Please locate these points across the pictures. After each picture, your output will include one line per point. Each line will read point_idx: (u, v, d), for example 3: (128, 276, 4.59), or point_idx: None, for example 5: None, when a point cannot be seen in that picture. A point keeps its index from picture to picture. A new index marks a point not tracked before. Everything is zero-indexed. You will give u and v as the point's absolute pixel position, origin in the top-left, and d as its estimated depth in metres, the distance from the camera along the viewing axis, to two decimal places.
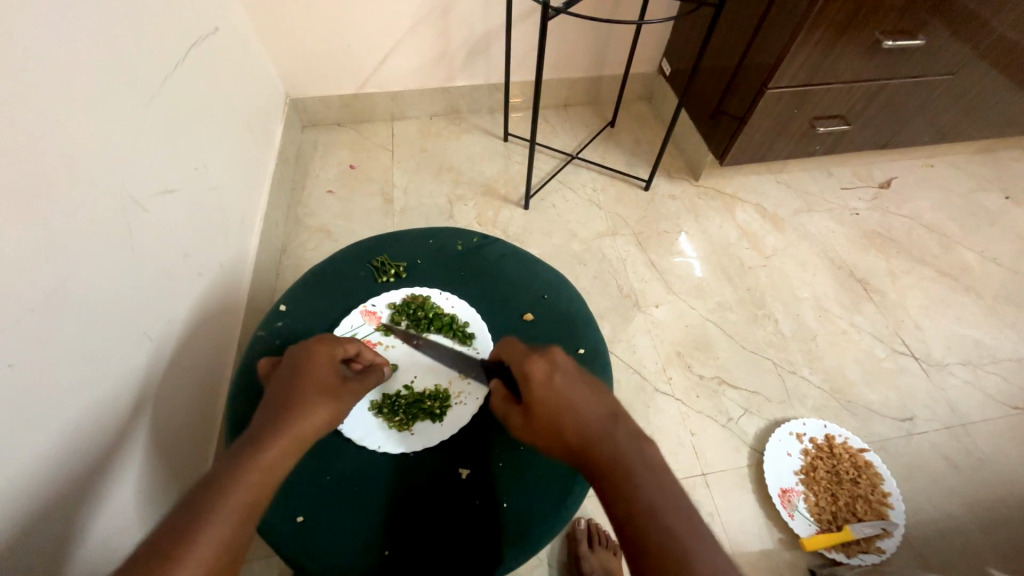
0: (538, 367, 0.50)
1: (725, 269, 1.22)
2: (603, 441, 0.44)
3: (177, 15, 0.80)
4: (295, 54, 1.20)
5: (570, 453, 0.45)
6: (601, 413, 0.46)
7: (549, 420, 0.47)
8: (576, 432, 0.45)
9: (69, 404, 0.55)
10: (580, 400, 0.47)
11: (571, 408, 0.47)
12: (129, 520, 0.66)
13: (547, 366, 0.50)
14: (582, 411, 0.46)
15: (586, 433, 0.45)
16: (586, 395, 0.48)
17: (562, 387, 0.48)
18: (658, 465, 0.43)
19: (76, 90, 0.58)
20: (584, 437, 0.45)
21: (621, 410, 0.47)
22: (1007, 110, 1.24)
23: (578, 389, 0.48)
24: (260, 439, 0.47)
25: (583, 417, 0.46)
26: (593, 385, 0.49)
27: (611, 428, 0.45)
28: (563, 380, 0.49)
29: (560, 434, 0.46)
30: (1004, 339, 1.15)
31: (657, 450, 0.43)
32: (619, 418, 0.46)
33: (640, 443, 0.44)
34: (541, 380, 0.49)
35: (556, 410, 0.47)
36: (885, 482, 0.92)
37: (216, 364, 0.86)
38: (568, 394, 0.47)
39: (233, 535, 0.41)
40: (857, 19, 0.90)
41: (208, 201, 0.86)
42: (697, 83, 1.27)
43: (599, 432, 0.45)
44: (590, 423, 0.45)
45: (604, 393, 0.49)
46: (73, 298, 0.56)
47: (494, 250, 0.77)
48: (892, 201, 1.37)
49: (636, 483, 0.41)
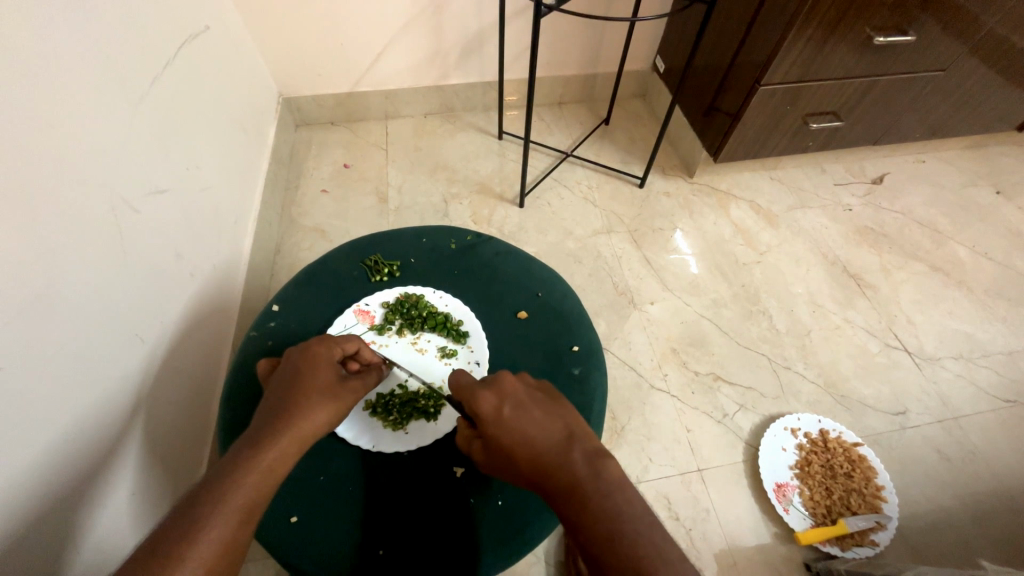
0: (487, 401, 0.51)
1: (720, 265, 1.22)
2: (560, 466, 0.45)
3: (167, 14, 0.79)
4: (288, 53, 1.20)
5: (533, 483, 0.46)
6: (557, 437, 0.48)
7: (508, 454, 0.48)
8: (535, 461, 0.46)
9: (61, 407, 0.54)
10: (534, 429, 0.49)
11: (526, 438, 0.48)
12: (123, 525, 0.65)
13: (496, 399, 0.52)
14: (536, 440, 0.48)
15: (543, 461, 0.46)
16: (540, 422, 0.49)
17: (514, 418, 0.50)
18: (618, 483, 0.43)
19: (62, 89, 0.57)
20: (542, 466, 0.46)
21: (575, 431, 0.48)
22: (997, 106, 1.25)
23: (530, 416, 0.50)
24: (260, 442, 0.47)
25: (538, 446, 0.47)
26: (545, 410, 0.50)
27: (566, 452, 0.46)
28: (512, 410, 0.50)
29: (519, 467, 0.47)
30: (995, 333, 1.17)
31: (613, 465, 0.45)
32: (575, 440, 0.48)
33: (598, 463, 0.45)
34: (492, 414, 0.51)
35: (510, 444, 0.48)
36: (879, 475, 0.93)
37: (211, 366, 0.86)
38: (520, 425, 0.49)
39: (232, 536, 0.41)
40: (848, 16, 0.91)
41: (200, 201, 0.86)
42: (690, 81, 1.27)
43: (555, 458, 0.46)
44: (546, 451, 0.47)
45: (559, 415, 0.51)
46: (63, 300, 0.55)
47: (488, 249, 0.77)
48: (885, 197, 1.37)
49: (598, 505, 0.42)
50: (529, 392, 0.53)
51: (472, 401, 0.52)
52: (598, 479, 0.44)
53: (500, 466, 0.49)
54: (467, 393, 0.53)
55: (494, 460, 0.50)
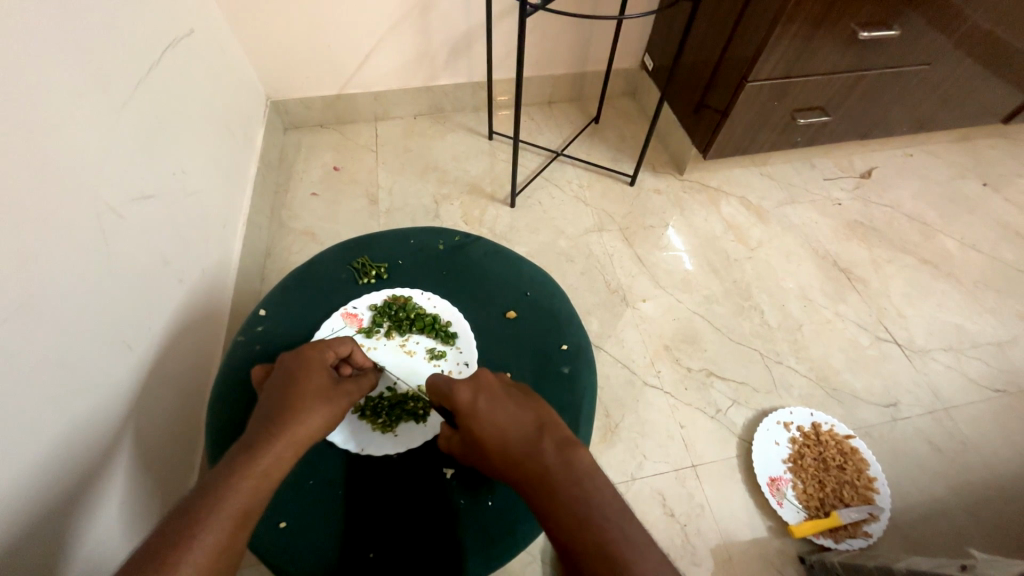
0: (463, 393, 0.53)
1: (711, 261, 1.23)
2: (530, 455, 0.46)
3: (150, 19, 0.79)
4: (275, 56, 1.19)
5: (505, 474, 0.47)
6: (529, 428, 0.49)
7: (482, 446, 0.49)
8: (506, 452, 0.47)
9: (48, 416, 0.54)
10: (508, 419, 0.50)
11: (500, 429, 0.49)
12: (114, 535, 0.65)
13: (472, 392, 0.53)
14: (507, 430, 0.49)
15: (514, 451, 0.47)
16: (513, 413, 0.51)
17: (488, 409, 0.51)
18: (584, 470, 0.44)
19: (42, 96, 0.57)
20: (513, 455, 0.47)
21: (546, 421, 0.49)
22: (982, 99, 1.26)
23: (504, 407, 0.51)
24: (255, 447, 0.47)
25: (511, 436, 0.48)
26: (519, 402, 0.52)
27: (537, 442, 0.47)
28: (486, 402, 0.52)
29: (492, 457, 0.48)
30: (984, 324, 1.18)
31: (581, 453, 0.46)
32: (545, 429, 0.49)
33: (567, 450, 0.46)
34: (467, 406, 0.52)
35: (484, 435, 0.49)
36: (870, 467, 0.94)
37: (200, 372, 0.85)
38: (494, 417, 0.50)
39: (227, 541, 0.41)
40: (833, 11, 0.91)
41: (187, 206, 0.85)
42: (679, 78, 1.27)
43: (525, 447, 0.47)
44: (517, 440, 0.48)
45: (532, 406, 0.52)
46: (48, 308, 0.55)
47: (477, 249, 0.77)
48: (874, 191, 1.38)
49: (564, 491, 0.43)
50: (504, 385, 0.55)
51: (449, 395, 0.54)
52: (566, 466, 0.44)
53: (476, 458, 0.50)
54: (444, 387, 0.55)
55: (471, 452, 0.51)
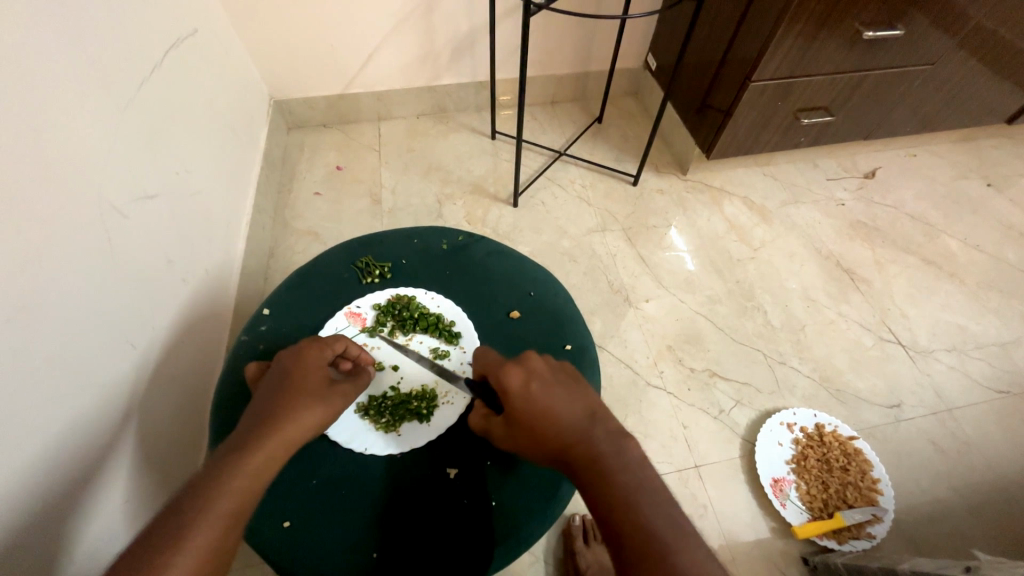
0: (515, 378, 0.51)
1: (714, 261, 1.23)
2: (584, 442, 0.47)
3: (154, 18, 0.79)
4: (278, 56, 1.19)
5: (555, 459, 0.47)
6: (580, 415, 0.49)
7: (533, 430, 0.48)
8: (559, 437, 0.47)
9: (51, 415, 0.54)
10: (559, 406, 0.49)
11: (551, 416, 0.48)
12: (117, 532, 0.65)
13: (523, 377, 0.51)
14: (560, 417, 0.48)
15: (566, 437, 0.47)
16: (563, 399, 0.50)
17: (540, 395, 0.50)
18: (639, 461, 0.46)
19: (47, 95, 0.57)
20: (565, 441, 0.47)
21: (598, 411, 0.49)
22: (986, 99, 1.26)
23: (555, 393, 0.50)
24: (248, 445, 0.47)
25: (563, 423, 0.48)
26: (570, 388, 0.51)
27: (591, 431, 0.47)
28: (539, 387, 0.50)
29: (543, 442, 0.48)
30: (988, 325, 1.17)
31: (636, 447, 0.46)
32: (597, 420, 0.48)
33: (620, 441, 0.47)
34: (520, 390, 0.50)
35: (536, 420, 0.48)
36: (874, 468, 0.94)
37: (204, 369, 0.86)
38: (546, 403, 0.49)
39: (220, 540, 0.41)
40: (836, 12, 0.91)
41: (190, 205, 0.86)
42: (682, 78, 1.27)
43: (579, 434, 0.47)
44: (569, 427, 0.48)
45: (582, 393, 0.51)
46: (51, 307, 0.55)
47: (481, 249, 0.77)
48: (877, 191, 1.38)
49: (621, 479, 0.44)
50: (552, 371, 0.53)
51: (500, 377, 0.52)
52: (620, 456, 0.46)
53: (520, 441, 0.50)
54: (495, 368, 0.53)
55: (515, 435, 0.50)
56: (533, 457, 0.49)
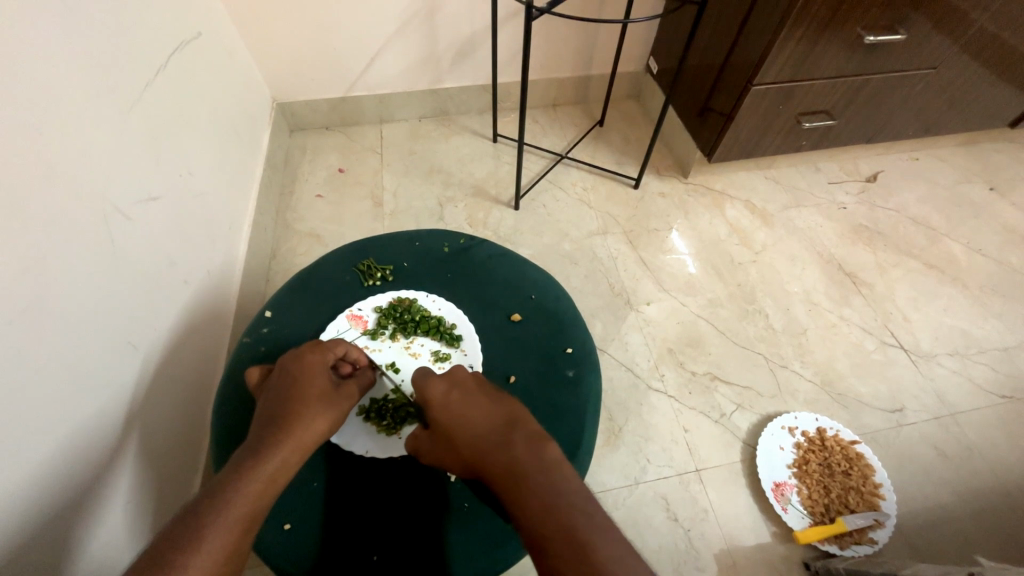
0: (438, 390, 0.57)
1: (715, 264, 1.23)
2: (502, 448, 0.49)
3: (158, 23, 0.79)
4: (282, 59, 1.20)
5: (477, 468, 0.50)
6: (498, 422, 0.52)
7: (454, 439, 0.53)
8: (480, 447, 0.50)
9: (55, 418, 0.54)
10: (477, 415, 0.53)
11: (468, 421, 0.53)
12: (118, 537, 0.65)
13: (446, 388, 0.57)
14: (477, 425, 0.52)
15: (479, 443, 0.50)
16: (483, 407, 0.54)
17: (461, 404, 0.55)
18: (555, 461, 0.47)
19: (53, 97, 0.57)
20: (479, 447, 0.50)
21: (515, 417, 0.52)
22: (989, 103, 1.26)
23: (474, 404, 0.54)
24: (264, 450, 0.47)
25: (480, 430, 0.51)
26: (489, 398, 0.55)
27: (508, 436, 0.50)
28: (459, 399, 0.55)
29: (463, 453, 0.51)
30: (990, 329, 1.17)
31: (551, 447, 0.48)
32: (514, 425, 0.51)
33: (536, 443, 0.49)
34: (441, 402, 0.56)
35: (454, 429, 0.53)
36: (876, 473, 0.93)
37: (207, 375, 0.86)
38: (463, 411, 0.54)
39: (235, 542, 0.41)
40: (838, 16, 0.91)
41: (193, 207, 0.86)
42: (684, 81, 1.27)
43: (495, 441, 0.50)
44: (487, 435, 0.51)
45: (501, 401, 0.55)
46: (58, 306, 0.56)
47: (482, 251, 0.77)
48: (880, 195, 1.38)
49: (535, 479, 0.45)
50: (478, 383, 0.58)
51: (425, 390, 0.57)
52: (535, 457, 0.47)
53: (446, 453, 0.54)
54: (421, 383, 0.59)
55: (441, 449, 0.55)
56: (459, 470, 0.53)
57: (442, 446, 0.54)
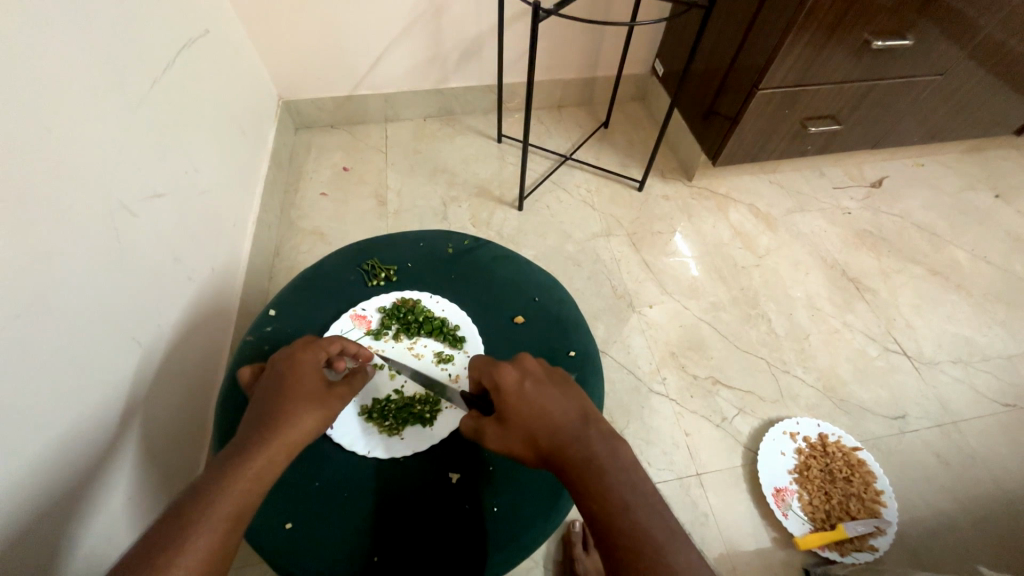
0: (510, 375, 0.53)
1: (719, 268, 1.22)
2: (579, 441, 0.47)
3: (166, 20, 0.80)
4: (288, 57, 1.20)
5: (546, 458, 0.48)
6: (573, 415, 0.49)
7: (526, 426, 0.50)
8: (554, 437, 0.48)
9: (56, 413, 0.54)
10: (551, 406, 0.50)
11: (544, 412, 0.50)
12: (116, 532, 0.65)
13: (519, 375, 0.53)
14: (552, 415, 0.49)
15: (558, 437, 0.48)
16: (557, 399, 0.51)
17: (535, 393, 0.51)
18: (633, 462, 0.45)
19: (61, 93, 0.58)
20: (556, 440, 0.48)
21: (591, 413, 0.50)
22: (995, 109, 1.25)
23: (548, 394, 0.51)
24: (250, 450, 0.47)
25: (554, 420, 0.49)
26: (563, 389, 0.52)
27: (584, 430, 0.48)
28: (533, 387, 0.52)
29: (535, 441, 0.49)
30: (993, 337, 1.16)
31: (628, 447, 0.46)
32: (589, 421, 0.49)
33: (613, 441, 0.47)
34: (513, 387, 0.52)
35: (528, 417, 0.50)
36: (878, 480, 0.93)
37: (209, 371, 0.86)
38: (539, 402, 0.50)
39: (222, 540, 0.41)
40: (845, 21, 0.91)
41: (198, 204, 0.86)
42: (689, 84, 1.27)
43: (570, 434, 0.48)
44: (562, 427, 0.48)
45: (575, 394, 0.52)
46: (62, 302, 0.56)
47: (486, 253, 0.77)
48: (884, 201, 1.37)
49: (612, 478, 0.44)
50: (548, 372, 0.55)
51: (496, 373, 0.54)
52: (612, 456, 0.46)
53: (512, 439, 0.51)
54: (490, 367, 0.55)
55: (507, 434, 0.51)
56: (525, 456, 0.50)
57: (508, 432, 0.51)
